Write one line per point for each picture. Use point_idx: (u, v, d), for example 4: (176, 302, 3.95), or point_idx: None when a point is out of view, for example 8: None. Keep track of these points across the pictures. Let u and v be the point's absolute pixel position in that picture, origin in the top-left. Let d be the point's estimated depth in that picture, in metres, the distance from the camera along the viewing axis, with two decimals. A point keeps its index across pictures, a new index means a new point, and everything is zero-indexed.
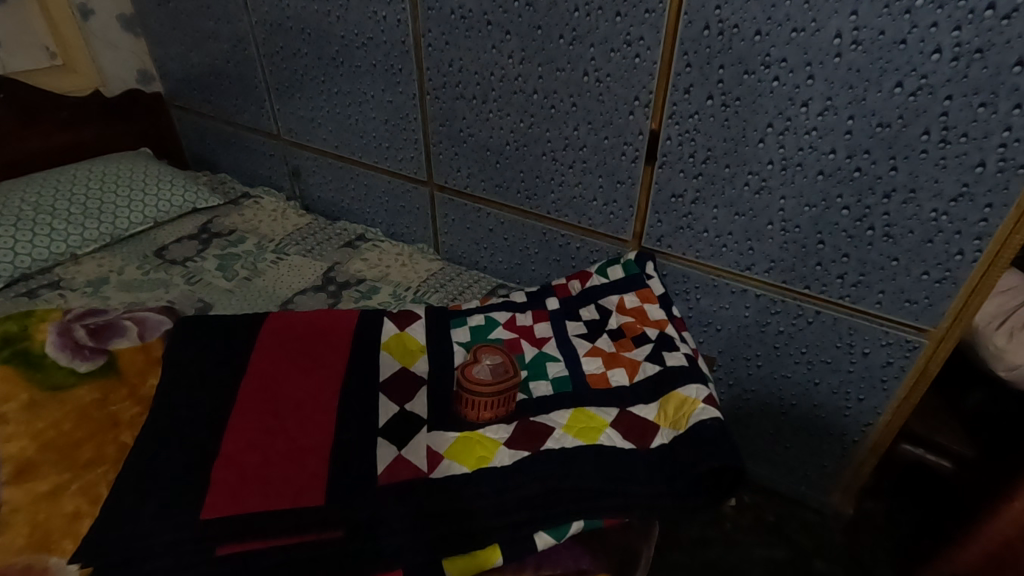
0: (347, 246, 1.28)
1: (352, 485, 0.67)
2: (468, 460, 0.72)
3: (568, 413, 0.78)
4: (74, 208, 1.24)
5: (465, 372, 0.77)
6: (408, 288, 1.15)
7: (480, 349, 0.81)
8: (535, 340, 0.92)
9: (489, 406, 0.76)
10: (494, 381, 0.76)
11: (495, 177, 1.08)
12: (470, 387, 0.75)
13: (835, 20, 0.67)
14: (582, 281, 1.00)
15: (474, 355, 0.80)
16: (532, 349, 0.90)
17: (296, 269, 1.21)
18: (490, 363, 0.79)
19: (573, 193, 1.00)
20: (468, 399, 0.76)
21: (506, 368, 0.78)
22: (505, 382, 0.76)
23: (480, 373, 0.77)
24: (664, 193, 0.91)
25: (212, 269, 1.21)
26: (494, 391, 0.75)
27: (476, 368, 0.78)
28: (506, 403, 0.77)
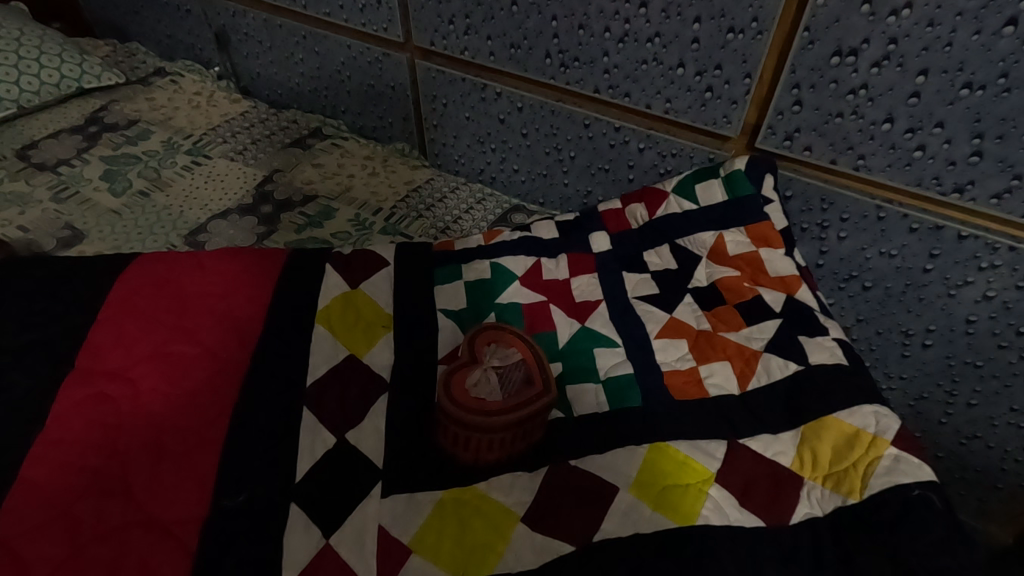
0: (294, 147, 0.89)
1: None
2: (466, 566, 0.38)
3: (640, 453, 0.44)
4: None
5: (457, 384, 0.42)
6: (376, 211, 0.77)
7: (477, 334, 0.46)
8: (574, 307, 0.55)
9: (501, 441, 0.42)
10: (512, 399, 0.41)
11: (509, 31, 0.66)
12: (468, 414, 0.40)
13: None
14: (648, 207, 0.62)
15: (468, 348, 0.44)
16: (568, 324, 0.54)
17: (218, 179, 0.83)
18: (499, 363, 0.43)
19: (644, 55, 0.59)
20: (461, 432, 0.41)
21: (530, 372, 0.43)
22: (532, 401, 0.41)
23: (485, 385, 0.42)
24: (818, 49, 0.50)
25: (95, 176, 0.83)
26: (512, 419, 0.40)
27: (476, 373, 0.42)
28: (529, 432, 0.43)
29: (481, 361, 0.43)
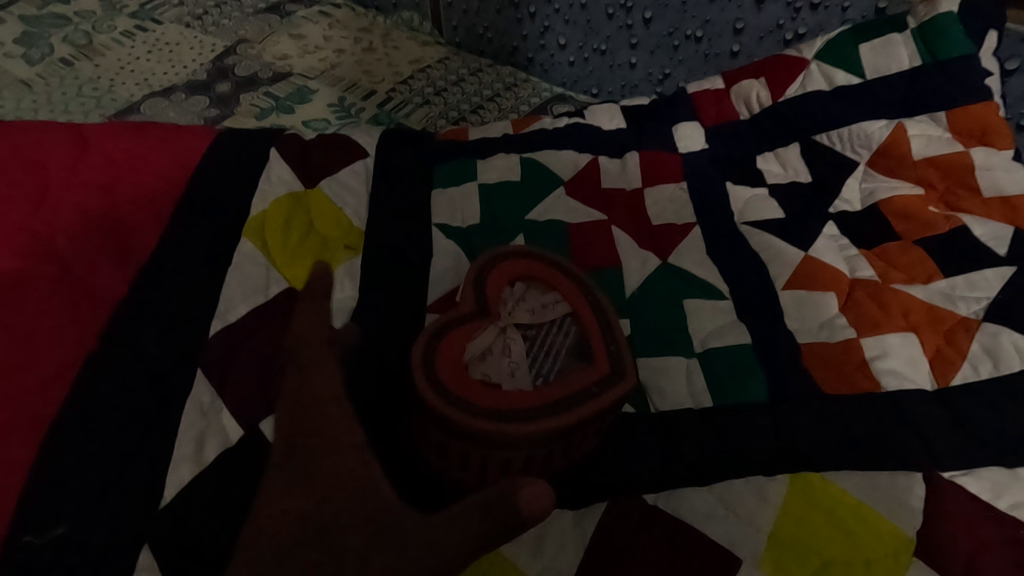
0: (269, 12, 0.68)
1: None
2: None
3: (776, 501, 0.25)
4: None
5: (449, 354, 0.23)
6: (370, 95, 0.56)
7: (491, 263, 0.26)
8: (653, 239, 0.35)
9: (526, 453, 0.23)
10: (551, 392, 0.22)
11: None
12: (464, 416, 0.21)
13: None
14: (769, 85, 0.40)
15: (474, 289, 0.25)
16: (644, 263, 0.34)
17: (166, 49, 0.63)
18: (529, 321, 0.24)
19: None
20: (450, 443, 0.22)
21: (585, 343, 0.24)
22: (584, 398, 0.22)
23: (500, 360, 0.23)
24: None
25: (7, 39, 0.63)
26: (547, 430, 0.22)
27: (486, 336, 0.24)
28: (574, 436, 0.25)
29: (496, 316, 0.24)
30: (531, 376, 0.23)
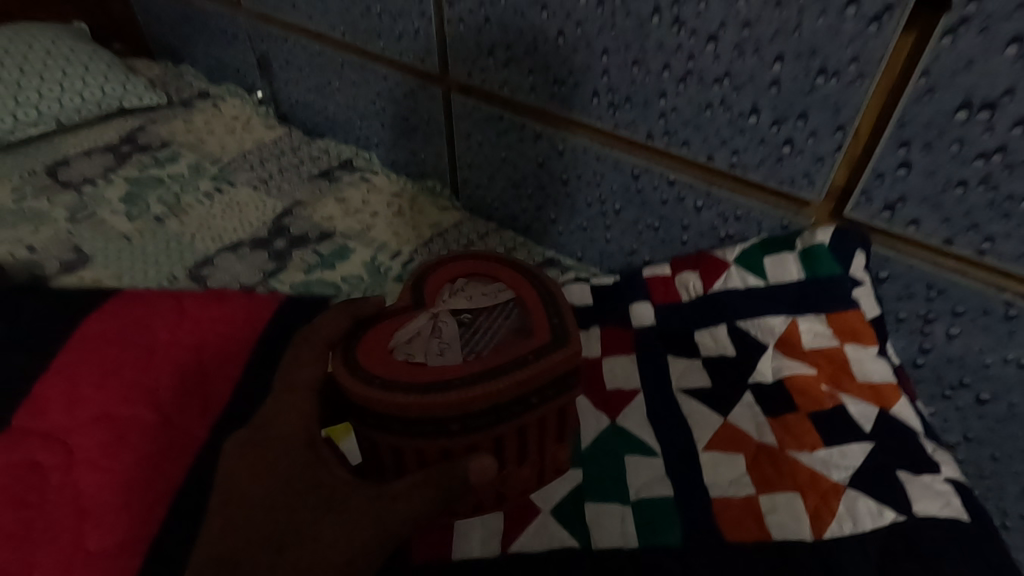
0: (321, 178, 0.84)
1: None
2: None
3: None
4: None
5: (385, 340, 0.37)
6: (396, 254, 0.70)
7: (442, 271, 0.43)
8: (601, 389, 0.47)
9: (461, 425, 0.34)
10: (477, 363, 0.35)
11: (554, 65, 0.58)
12: (381, 388, 0.34)
13: None
14: (703, 276, 0.51)
15: (417, 292, 0.40)
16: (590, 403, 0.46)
17: (237, 209, 0.78)
18: (465, 310, 0.40)
19: (707, 99, 0.49)
20: (371, 429, 0.35)
21: (522, 323, 0.38)
22: (516, 362, 0.35)
23: (431, 340, 0.37)
24: (934, 102, 0.39)
25: (115, 198, 0.79)
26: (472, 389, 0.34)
27: (420, 323, 0.38)
28: (513, 451, 0.36)
29: (435, 308, 0.40)
30: (462, 352, 0.37)
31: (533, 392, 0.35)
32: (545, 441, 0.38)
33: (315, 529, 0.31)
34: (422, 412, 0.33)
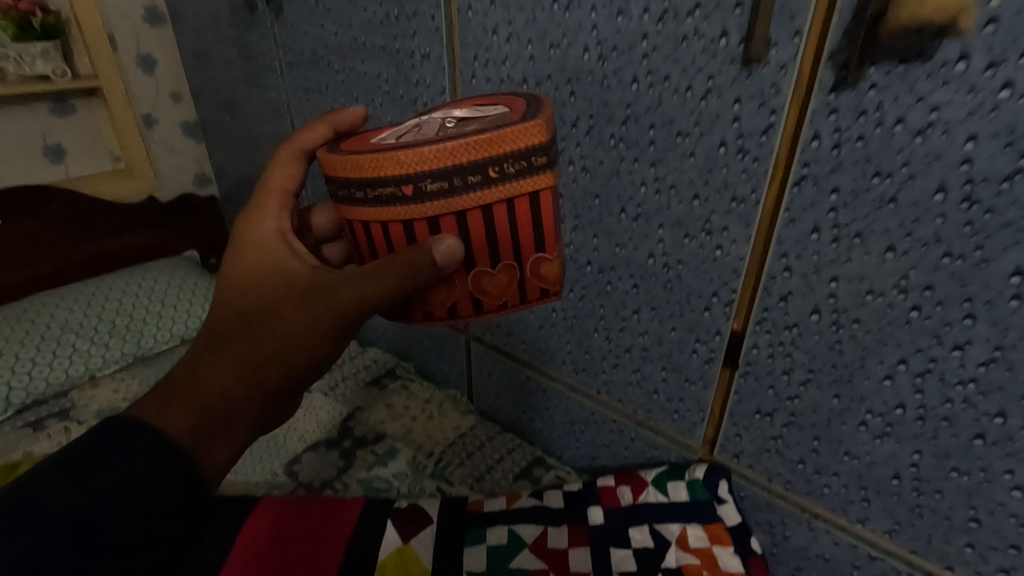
0: (373, 385, 1.15)
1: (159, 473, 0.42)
2: (261, 374, 0.50)
3: None
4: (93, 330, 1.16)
5: (386, 132, 0.50)
6: (430, 454, 0.99)
7: (447, 104, 0.53)
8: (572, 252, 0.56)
9: (413, 192, 0.44)
10: (454, 131, 0.45)
11: (538, 341, 0.91)
12: (375, 146, 0.46)
13: (1015, 253, 0.46)
14: (634, 489, 0.80)
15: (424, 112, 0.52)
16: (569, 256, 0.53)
17: (314, 412, 1.08)
18: (452, 119, 0.49)
19: (629, 379, 0.81)
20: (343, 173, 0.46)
21: (502, 118, 0.46)
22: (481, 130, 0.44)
23: (414, 132, 0.48)
24: (745, 406, 0.70)
25: None
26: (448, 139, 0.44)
27: (415, 123, 0.49)
28: (475, 218, 0.46)
29: (434, 116, 0.50)
30: (441, 132, 0.47)
31: (491, 160, 0.44)
32: (547, 218, 0.47)
33: (304, 309, 0.51)
34: (386, 168, 0.44)
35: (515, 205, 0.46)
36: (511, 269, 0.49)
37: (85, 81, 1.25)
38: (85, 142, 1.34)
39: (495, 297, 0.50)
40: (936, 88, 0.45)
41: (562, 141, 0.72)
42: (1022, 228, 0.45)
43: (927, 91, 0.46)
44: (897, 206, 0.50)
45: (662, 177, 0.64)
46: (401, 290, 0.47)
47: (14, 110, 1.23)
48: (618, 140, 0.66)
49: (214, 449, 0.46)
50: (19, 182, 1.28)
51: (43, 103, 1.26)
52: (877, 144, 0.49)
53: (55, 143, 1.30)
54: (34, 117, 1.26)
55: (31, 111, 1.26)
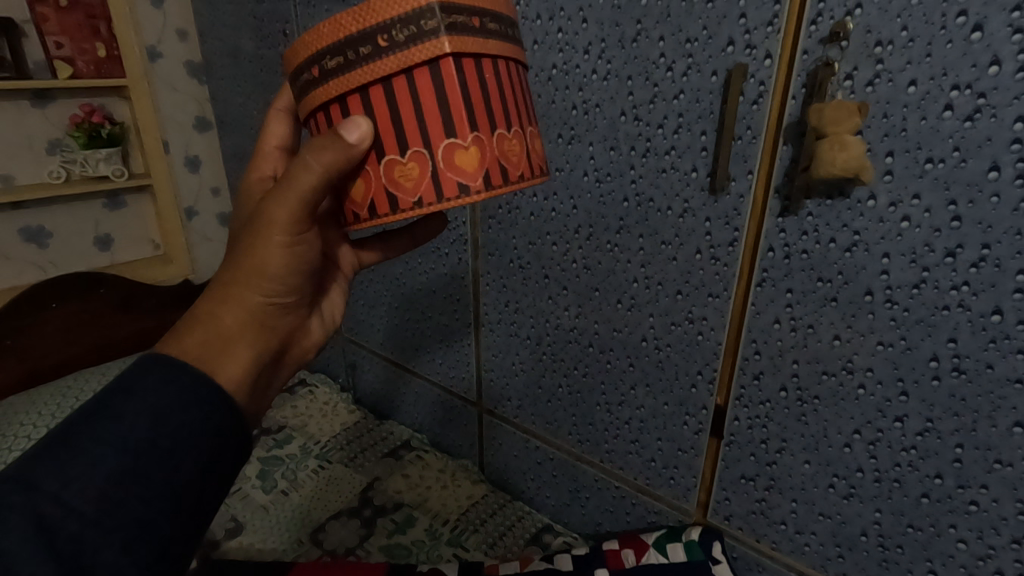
0: (390, 456, 1.23)
1: (153, 385, 0.48)
2: (235, 291, 0.56)
3: None
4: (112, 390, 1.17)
5: None
6: (445, 521, 1.06)
7: None
8: (529, 152, 0.55)
9: (322, 72, 0.49)
10: None
11: (546, 414, 1.01)
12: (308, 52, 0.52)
13: (930, 343, 0.58)
14: (637, 551, 0.87)
15: None
16: (512, 148, 0.53)
17: (335, 482, 1.16)
18: None
19: (629, 448, 0.91)
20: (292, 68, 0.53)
21: None
22: None
23: None
24: (731, 471, 0.80)
25: (253, 474, 1.17)
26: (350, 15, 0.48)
27: None
28: (379, 94, 0.48)
29: None
30: None
31: (378, 28, 0.46)
32: (451, 92, 0.48)
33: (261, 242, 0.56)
34: (302, 54, 0.50)
35: (414, 78, 0.48)
36: (421, 157, 0.50)
37: (138, 180, 1.40)
38: (132, 231, 1.49)
39: (410, 189, 0.50)
40: (856, 218, 0.59)
41: (566, 243, 0.86)
42: (931, 323, 0.58)
43: (849, 220, 0.59)
44: (837, 303, 0.63)
45: (651, 275, 0.78)
46: (318, 182, 0.52)
47: (74, 205, 1.38)
48: (613, 245, 0.80)
49: (225, 368, 0.53)
50: (71, 268, 1.41)
51: (99, 199, 1.42)
52: (817, 256, 0.63)
53: (105, 233, 1.45)
54: (90, 211, 1.41)
55: (88, 206, 1.41)
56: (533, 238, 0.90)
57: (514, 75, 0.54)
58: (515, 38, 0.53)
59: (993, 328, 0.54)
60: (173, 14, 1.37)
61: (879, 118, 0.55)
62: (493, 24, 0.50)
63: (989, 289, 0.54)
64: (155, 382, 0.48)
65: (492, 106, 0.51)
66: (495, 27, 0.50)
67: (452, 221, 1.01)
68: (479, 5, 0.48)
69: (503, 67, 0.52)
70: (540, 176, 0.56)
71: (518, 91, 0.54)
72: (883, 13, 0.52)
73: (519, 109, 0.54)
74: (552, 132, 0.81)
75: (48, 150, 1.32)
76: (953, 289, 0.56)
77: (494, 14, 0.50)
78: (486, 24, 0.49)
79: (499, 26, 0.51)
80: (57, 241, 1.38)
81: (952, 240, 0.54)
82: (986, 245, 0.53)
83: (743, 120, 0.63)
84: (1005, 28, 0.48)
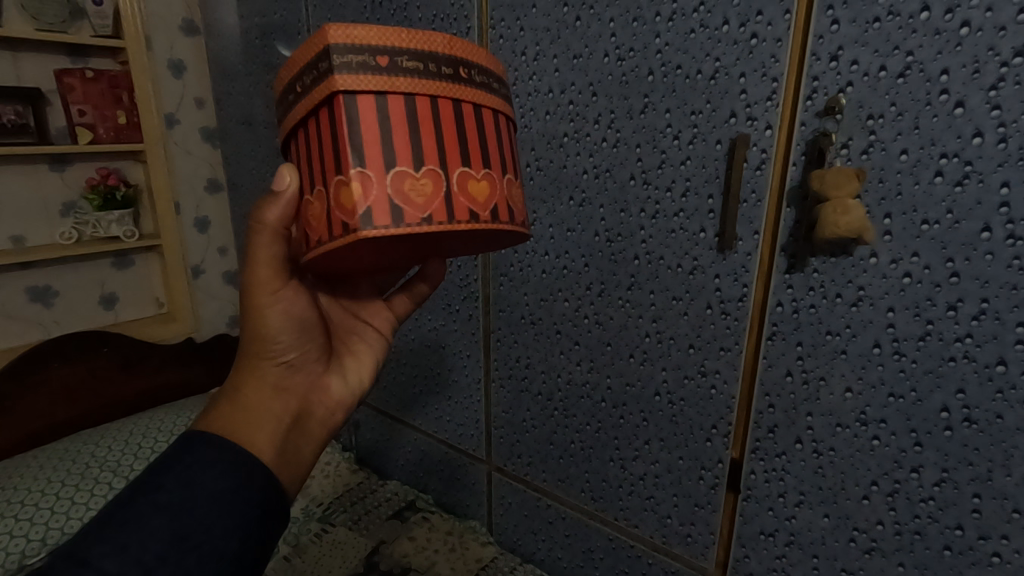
0: (395, 518, 1.20)
1: (181, 460, 0.50)
2: (250, 362, 0.59)
3: None
4: (95, 457, 1.19)
5: None
6: None
7: None
8: (456, 195, 0.48)
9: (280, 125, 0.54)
10: None
11: (557, 470, 1.00)
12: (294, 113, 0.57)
13: (940, 394, 0.60)
14: None
15: None
16: (421, 189, 0.46)
17: (338, 546, 1.12)
18: None
19: (644, 505, 0.90)
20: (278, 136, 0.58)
21: None
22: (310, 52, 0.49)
23: None
24: (750, 526, 0.79)
25: None
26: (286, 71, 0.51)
27: None
28: (301, 139, 0.49)
29: None
30: None
31: (297, 78, 0.48)
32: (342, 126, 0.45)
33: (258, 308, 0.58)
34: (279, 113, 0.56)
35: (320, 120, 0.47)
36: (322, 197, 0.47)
37: (149, 240, 1.43)
38: (137, 291, 1.50)
39: (315, 233, 0.48)
40: (860, 274, 0.62)
41: (578, 299, 0.88)
42: (939, 374, 0.60)
43: (853, 276, 0.63)
44: (847, 356, 0.65)
45: (662, 329, 0.80)
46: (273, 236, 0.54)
47: (83, 265, 1.40)
48: (624, 301, 0.83)
49: (242, 435, 0.54)
50: (74, 328, 1.41)
51: (107, 259, 1.44)
52: (825, 310, 0.66)
53: (111, 292, 1.46)
54: (97, 271, 1.42)
55: (96, 266, 1.42)
56: (544, 294, 0.93)
57: (449, 114, 0.48)
58: (460, 75, 0.48)
59: (999, 378, 0.57)
60: (191, 84, 1.45)
61: (874, 183, 0.59)
62: (414, 61, 0.46)
63: (991, 340, 0.57)
64: (186, 458, 0.50)
65: (394, 143, 0.46)
66: (412, 66, 0.46)
67: (463, 278, 1.04)
68: (390, 42, 0.45)
69: (430, 105, 0.47)
70: (466, 225, 0.48)
71: (453, 131, 0.48)
72: (872, 90, 0.58)
73: (447, 148, 0.47)
74: (564, 194, 0.86)
75: (61, 212, 1.35)
76: (957, 341, 0.58)
77: (418, 51, 0.46)
78: (399, 61, 0.46)
79: (424, 64, 0.46)
80: (63, 301, 1.38)
81: (953, 294, 0.58)
82: (985, 299, 0.56)
83: (748, 184, 0.68)
84: (984, 105, 0.53)
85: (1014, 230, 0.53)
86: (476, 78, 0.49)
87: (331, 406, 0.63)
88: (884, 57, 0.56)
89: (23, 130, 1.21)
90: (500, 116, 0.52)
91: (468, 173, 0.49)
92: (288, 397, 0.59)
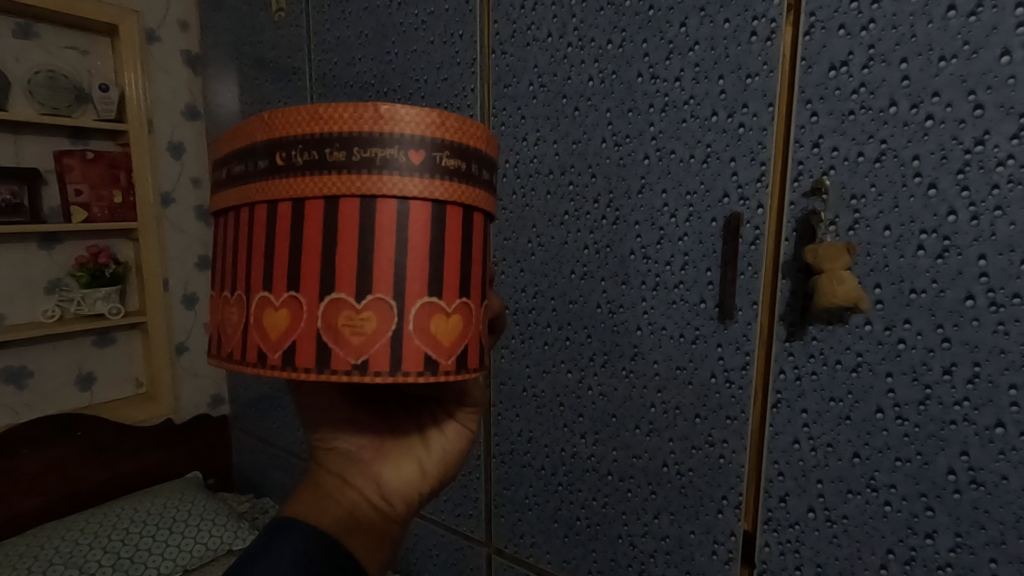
0: None
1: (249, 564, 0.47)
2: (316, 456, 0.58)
3: None
4: (60, 553, 1.10)
5: None
6: None
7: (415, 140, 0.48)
8: (335, 333, 0.42)
9: None
10: None
11: (563, 551, 0.97)
12: None
13: (945, 456, 0.62)
14: None
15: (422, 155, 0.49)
16: (300, 326, 0.43)
17: None
18: None
19: None
20: None
21: None
22: None
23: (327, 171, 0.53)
24: None
25: None
26: None
27: None
28: None
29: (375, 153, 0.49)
30: None
31: None
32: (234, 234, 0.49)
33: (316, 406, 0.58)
34: None
35: None
36: None
37: (134, 317, 1.40)
38: (116, 370, 1.45)
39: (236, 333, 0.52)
40: (857, 341, 0.65)
41: (582, 370, 0.89)
42: (941, 437, 0.62)
43: (851, 343, 0.66)
44: (851, 421, 0.67)
45: (668, 399, 0.81)
46: None
47: (61, 344, 1.35)
48: (629, 371, 0.84)
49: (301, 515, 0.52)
50: (46, 411, 1.34)
51: (88, 337, 1.39)
52: (827, 376, 0.68)
53: (88, 372, 1.40)
54: (77, 350, 1.38)
55: (76, 345, 1.38)
56: (547, 366, 0.94)
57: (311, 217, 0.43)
58: (369, 165, 0.42)
59: (1000, 440, 0.59)
60: (189, 164, 1.49)
61: (863, 256, 0.64)
62: (319, 152, 0.42)
63: (987, 402, 0.59)
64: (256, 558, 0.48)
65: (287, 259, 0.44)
66: (315, 157, 0.42)
67: None
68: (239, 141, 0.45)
69: (331, 211, 0.43)
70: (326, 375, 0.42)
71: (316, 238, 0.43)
72: (853, 174, 0.64)
73: (343, 270, 0.43)
74: (565, 269, 0.89)
75: (46, 289, 1.32)
76: (956, 404, 0.61)
77: (326, 139, 0.42)
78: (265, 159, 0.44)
79: (335, 152, 0.42)
80: (37, 381, 1.32)
81: (947, 358, 0.61)
82: (977, 363, 0.59)
83: (744, 257, 0.72)
84: (954, 187, 0.58)
85: (996, 297, 0.58)
86: (391, 173, 0.42)
87: (392, 498, 0.56)
88: (860, 144, 0.63)
89: (17, 209, 1.21)
90: (444, 210, 0.45)
91: (361, 302, 0.43)
92: (343, 489, 0.55)
